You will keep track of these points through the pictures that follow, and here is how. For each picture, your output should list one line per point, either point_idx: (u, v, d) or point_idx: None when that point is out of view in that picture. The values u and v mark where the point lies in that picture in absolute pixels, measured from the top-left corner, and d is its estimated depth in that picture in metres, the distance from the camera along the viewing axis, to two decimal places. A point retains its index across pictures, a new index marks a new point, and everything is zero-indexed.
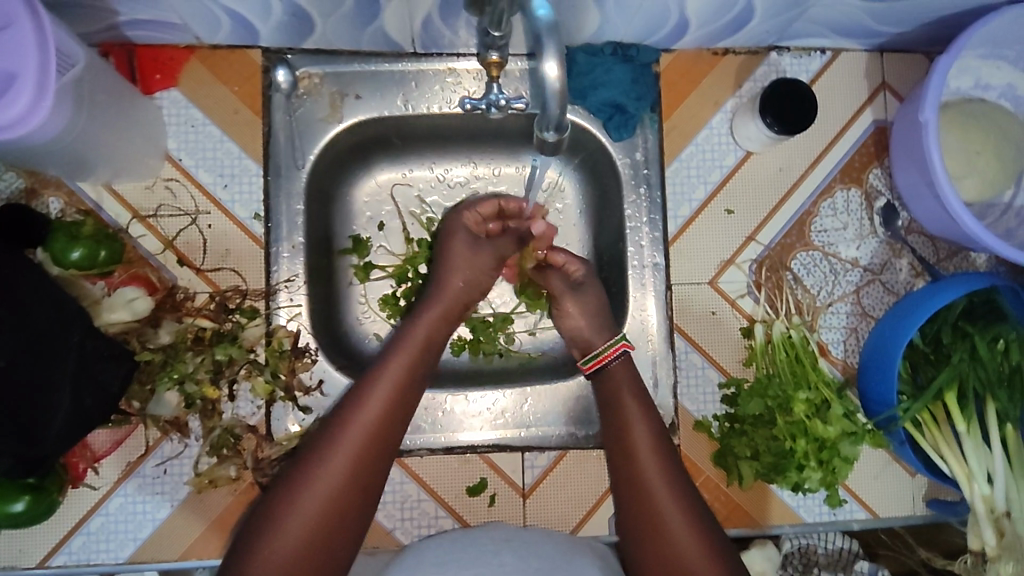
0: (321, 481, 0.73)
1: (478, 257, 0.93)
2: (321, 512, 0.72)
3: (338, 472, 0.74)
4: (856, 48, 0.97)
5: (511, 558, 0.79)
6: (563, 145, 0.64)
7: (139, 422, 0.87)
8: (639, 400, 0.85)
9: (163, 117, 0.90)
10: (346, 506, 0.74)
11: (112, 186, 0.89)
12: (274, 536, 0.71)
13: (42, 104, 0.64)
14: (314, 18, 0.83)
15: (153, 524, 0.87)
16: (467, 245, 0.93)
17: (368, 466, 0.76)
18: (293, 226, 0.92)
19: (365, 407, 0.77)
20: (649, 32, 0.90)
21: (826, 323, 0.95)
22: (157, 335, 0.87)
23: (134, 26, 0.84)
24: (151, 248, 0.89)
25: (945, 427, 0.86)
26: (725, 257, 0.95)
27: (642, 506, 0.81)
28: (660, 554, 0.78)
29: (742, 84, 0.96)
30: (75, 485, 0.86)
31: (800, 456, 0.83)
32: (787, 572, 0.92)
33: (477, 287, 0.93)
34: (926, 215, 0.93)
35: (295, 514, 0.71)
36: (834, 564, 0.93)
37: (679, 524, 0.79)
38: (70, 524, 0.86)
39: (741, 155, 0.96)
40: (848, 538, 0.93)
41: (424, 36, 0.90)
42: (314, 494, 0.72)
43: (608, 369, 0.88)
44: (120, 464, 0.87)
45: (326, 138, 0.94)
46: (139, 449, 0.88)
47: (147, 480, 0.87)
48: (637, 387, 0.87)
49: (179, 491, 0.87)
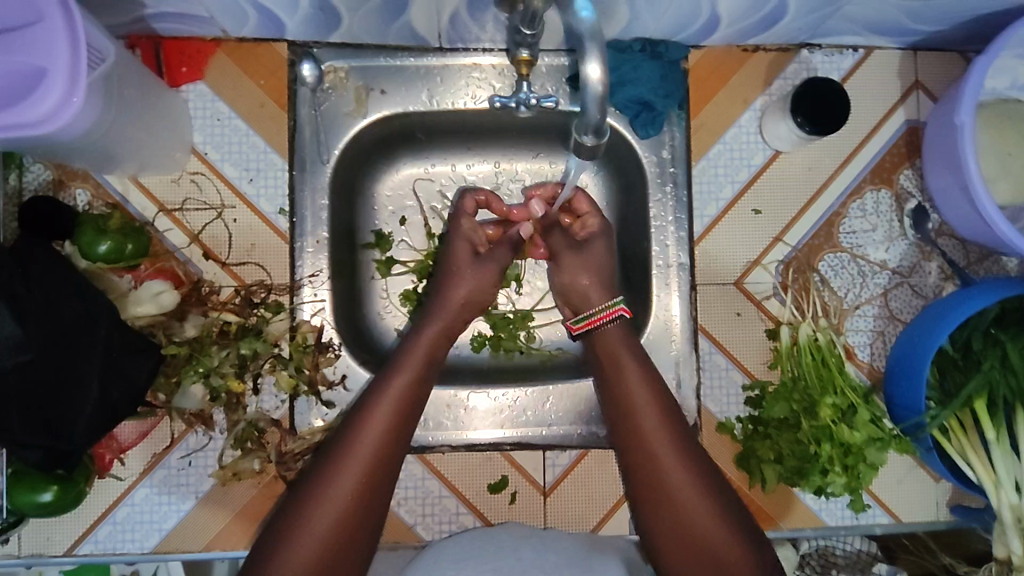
0: (346, 477, 0.74)
1: (476, 268, 0.92)
2: (348, 509, 0.73)
3: (362, 468, 0.75)
4: (890, 46, 0.95)
5: (530, 553, 0.80)
6: (599, 149, 0.64)
7: (165, 414, 0.88)
8: (640, 366, 0.84)
9: (189, 110, 0.90)
10: (370, 502, 0.75)
11: (138, 178, 0.89)
12: (302, 534, 0.71)
13: (74, 98, 0.64)
14: (342, 12, 0.83)
15: (178, 515, 0.88)
16: (469, 257, 0.93)
17: (389, 462, 0.77)
18: (317, 220, 0.92)
19: (385, 404, 0.78)
20: (679, 28, 0.89)
21: (853, 326, 0.94)
22: (182, 328, 0.87)
23: (162, 18, 0.84)
24: (177, 241, 0.90)
25: (973, 434, 0.85)
26: (751, 257, 0.94)
27: (663, 503, 0.78)
28: (681, 536, 0.77)
29: (772, 82, 0.95)
30: (102, 475, 0.87)
31: (825, 461, 0.82)
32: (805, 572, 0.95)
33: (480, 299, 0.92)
34: (958, 219, 0.91)
35: (322, 511, 0.72)
36: (853, 566, 0.95)
37: (700, 508, 0.77)
38: (97, 514, 0.87)
39: (769, 154, 0.95)
40: (866, 541, 0.96)
41: (451, 31, 0.89)
42: (342, 491, 0.73)
43: (600, 331, 0.88)
44: (146, 455, 0.88)
45: (350, 133, 0.94)
46: (164, 440, 0.88)
47: (173, 472, 0.88)
48: (634, 349, 0.86)
49: (203, 483, 0.88)
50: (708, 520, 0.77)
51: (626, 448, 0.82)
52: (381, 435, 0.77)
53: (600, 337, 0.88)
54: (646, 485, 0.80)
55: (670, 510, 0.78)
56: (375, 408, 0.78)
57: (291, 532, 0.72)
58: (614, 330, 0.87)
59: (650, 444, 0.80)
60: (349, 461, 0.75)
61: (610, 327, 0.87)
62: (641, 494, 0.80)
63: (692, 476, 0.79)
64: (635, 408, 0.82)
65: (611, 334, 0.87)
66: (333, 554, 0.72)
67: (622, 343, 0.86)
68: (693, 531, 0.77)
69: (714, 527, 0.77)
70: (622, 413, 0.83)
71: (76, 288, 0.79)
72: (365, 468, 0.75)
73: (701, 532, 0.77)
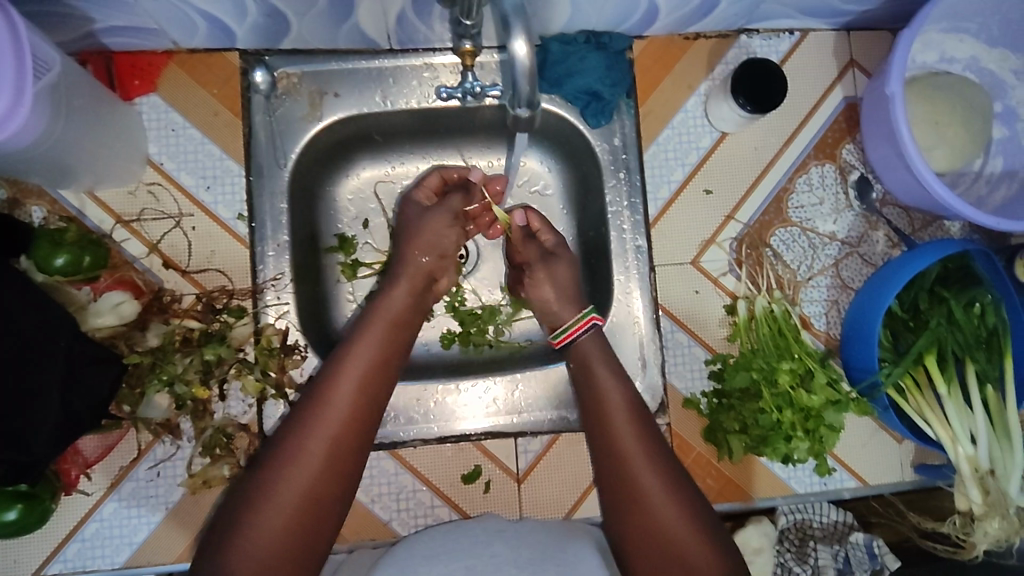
0: (326, 423, 0.73)
1: (427, 221, 0.93)
2: (333, 447, 0.72)
3: (346, 407, 0.74)
4: (823, 27, 0.99)
5: (502, 548, 0.80)
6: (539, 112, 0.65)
7: (131, 426, 0.87)
8: (610, 367, 0.86)
9: (143, 123, 0.91)
10: (349, 455, 0.73)
11: (95, 193, 0.89)
12: (290, 470, 0.70)
13: (20, 107, 0.64)
14: (289, 17, 0.84)
15: (149, 527, 0.87)
16: (418, 213, 0.94)
17: (370, 400, 0.76)
18: (277, 224, 0.92)
19: (367, 350, 0.79)
20: (620, 19, 0.92)
21: (808, 297, 0.96)
22: (144, 338, 0.87)
23: (111, 33, 0.85)
24: (136, 252, 0.90)
25: (927, 391, 0.87)
26: (705, 236, 0.97)
27: (629, 502, 0.76)
28: (643, 529, 0.75)
29: (714, 67, 0.98)
30: (69, 492, 0.86)
31: (788, 427, 0.85)
32: (784, 548, 0.94)
33: (436, 252, 0.91)
34: (899, 186, 0.95)
35: (309, 449, 0.71)
36: (830, 537, 0.94)
37: (665, 506, 0.75)
38: (64, 533, 0.86)
39: (716, 136, 0.98)
40: (841, 511, 0.95)
41: (399, 32, 0.91)
42: (305, 471, 0.70)
43: (578, 342, 0.89)
44: (113, 469, 0.87)
45: (305, 137, 0.95)
46: (131, 452, 0.88)
47: (141, 484, 0.87)
48: (607, 355, 0.88)
49: (173, 493, 0.87)
50: (680, 525, 0.74)
51: (600, 450, 0.81)
52: (368, 372, 0.77)
53: (579, 354, 0.88)
54: (621, 491, 0.77)
55: (642, 516, 0.75)
56: (357, 347, 0.79)
57: (278, 469, 0.70)
58: (589, 339, 0.89)
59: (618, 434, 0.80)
60: (332, 401, 0.74)
61: (585, 337, 0.89)
62: (617, 502, 0.77)
63: (663, 480, 0.77)
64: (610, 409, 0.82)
65: (588, 344, 0.88)
66: (317, 498, 0.70)
67: (597, 354, 0.88)
68: (670, 542, 0.73)
69: (685, 534, 0.74)
70: (593, 407, 0.83)
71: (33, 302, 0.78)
72: (349, 406, 0.74)
73: (667, 532, 0.74)
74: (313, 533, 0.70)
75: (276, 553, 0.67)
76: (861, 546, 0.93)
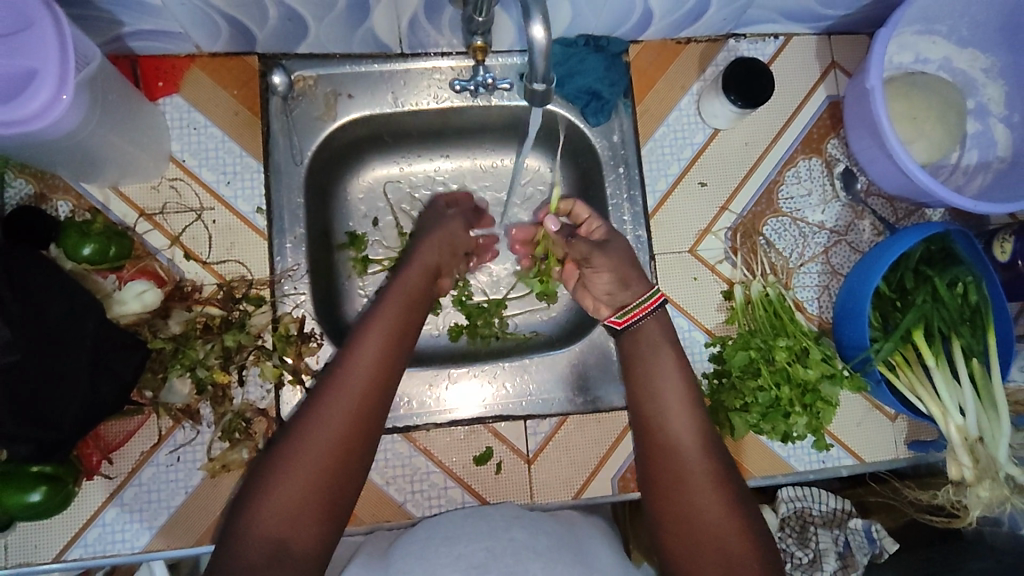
0: (349, 386, 0.74)
1: (448, 220, 0.98)
2: (352, 418, 0.73)
3: (369, 370, 0.75)
4: (806, 32, 1.06)
5: (522, 534, 0.78)
6: (552, 92, 0.70)
7: (152, 412, 0.90)
8: (672, 351, 0.87)
9: (166, 122, 0.95)
10: (371, 420, 0.74)
11: (119, 188, 0.93)
12: (313, 430, 0.71)
13: (62, 98, 0.69)
14: (308, 20, 0.90)
15: (168, 511, 0.89)
16: (436, 217, 1.00)
17: (393, 364, 0.78)
18: (295, 218, 0.96)
19: (387, 320, 0.80)
20: (618, 24, 0.98)
21: (801, 283, 1.01)
22: (166, 325, 0.90)
23: (138, 37, 0.90)
24: (158, 244, 0.93)
25: (917, 367, 0.92)
26: (702, 226, 1.02)
27: (673, 483, 0.77)
28: (681, 511, 0.75)
29: (705, 69, 1.05)
30: (90, 476, 0.88)
31: (786, 403, 0.89)
32: (786, 532, 1.00)
33: (450, 244, 0.96)
34: (882, 176, 1.01)
35: (334, 410, 0.72)
36: (829, 523, 1.01)
37: (709, 490, 0.76)
38: (85, 518, 0.88)
39: (709, 133, 1.04)
40: (841, 500, 1.01)
41: (411, 36, 0.97)
42: (328, 432, 0.71)
43: (641, 322, 0.89)
44: (134, 454, 0.89)
45: (321, 136, 1.00)
46: (152, 438, 0.90)
47: (161, 469, 0.89)
48: (671, 340, 0.88)
49: (192, 477, 0.90)
50: (723, 512, 0.74)
51: (648, 430, 0.82)
52: (388, 338, 0.79)
53: (640, 335, 0.89)
54: (665, 470, 0.78)
55: (684, 497, 0.76)
56: (379, 318, 0.81)
57: (302, 430, 0.71)
58: (650, 321, 0.89)
59: (670, 416, 0.82)
60: (356, 365, 0.75)
61: (647, 320, 0.89)
62: (658, 483, 0.78)
63: (711, 466, 0.77)
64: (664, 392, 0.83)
65: (649, 325, 0.89)
66: (341, 459, 0.71)
67: (659, 336, 0.88)
68: (708, 525, 0.74)
69: (726, 519, 0.74)
70: (647, 387, 0.85)
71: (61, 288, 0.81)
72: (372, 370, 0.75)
73: (707, 515, 0.74)
74: (336, 496, 0.70)
75: (299, 511, 0.68)
76: (859, 531, 1.00)
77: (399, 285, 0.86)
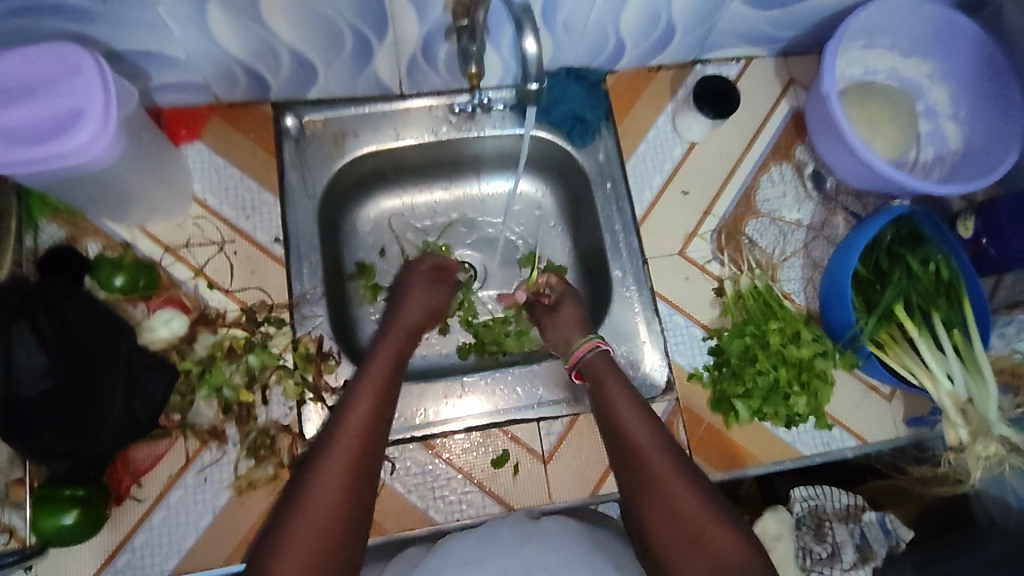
0: (342, 450, 0.81)
1: (431, 291, 1.06)
2: (349, 480, 0.79)
3: (362, 427, 0.84)
4: (764, 55, 1.18)
5: (533, 553, 0.82)
6: (542, 94, 0.79)
7: (179, 435, 0.93)
8: (618, 379, 0.93)
9: (189, 166, 1.04)
10: (366, 478, 0.81)
11: (146, 228, 1.01)
12: (313, 497, 0.78)
13: (104, 134, 0.77)
14: (318, 66, 1.00)
15: (197, 532, 0.90)
16: (425, 284, 1.07)
17: (379, 423, 0.85)
18: (310, 246, 1.03)
19: (370, 384, 0.88)
20: (594, 54, 1.09)
21: (787, 276, 1.08)
22: (193, 349, 0.96)
23: (164, 89, 1.00)
24: (183, 276, 0.99)
25: (903, 342, 0.99)
26: (689, 230, 1.09)
27: (655, 503, 0.82)
28: (669, 527, 0.80)
29: (677, 91, 1.15)
30: (120, 501, 0.90)
31: (785, 384, 0.95)
32: (802, 532, 1.05)
33: (431, 311, 1.04)
34: (849, 173, 1.10)
35: (329, 476, 0.79)
36: (844, 518, 1.06)
37: (689, 501, 0.81)
38: (115, 543, 0.89)
39: (686, 146, 1.13)
40: (852, 495, 1.06)
41: (409, 77, 1.07)
42: (329, 496, 0.78)
43: (587, 360, 0.95)
44: (162, 477, 0.92)
45: (331, 170, 1.08)
46: (180, 461, 0.92)
47: (189, 490, 0.91)
48: (614, 369, 0.94)
49: (219, 497, 0.92)
50: (706, 519, 0.79)
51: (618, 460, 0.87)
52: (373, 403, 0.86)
53: (591, 368, 0.95)
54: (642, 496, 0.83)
55: (669, 515, 0.80)
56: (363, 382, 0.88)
57: (304, 496, 0.78)
58: (598, 356, 0.95)
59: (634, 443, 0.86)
60: (345, 432, 0.83)
61: (591, 356, 0.95)
62: (640, 508, 0.83)
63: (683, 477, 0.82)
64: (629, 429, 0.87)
65: (597, 360, 0.95)
66: (343, 520, 0.77)
67: (604, 366, 0.94)
68: (696, 535, 0.79)
69: (713, 525, 0.79)
70: (605, 418, 0.89)
71: (96, 315, 0.87)
72: (362, 432, 0.83)
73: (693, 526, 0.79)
74: (345, 554, 0.77)
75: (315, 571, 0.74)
76: (874, 523, 1.05)
77: (378, 356, 0.93)
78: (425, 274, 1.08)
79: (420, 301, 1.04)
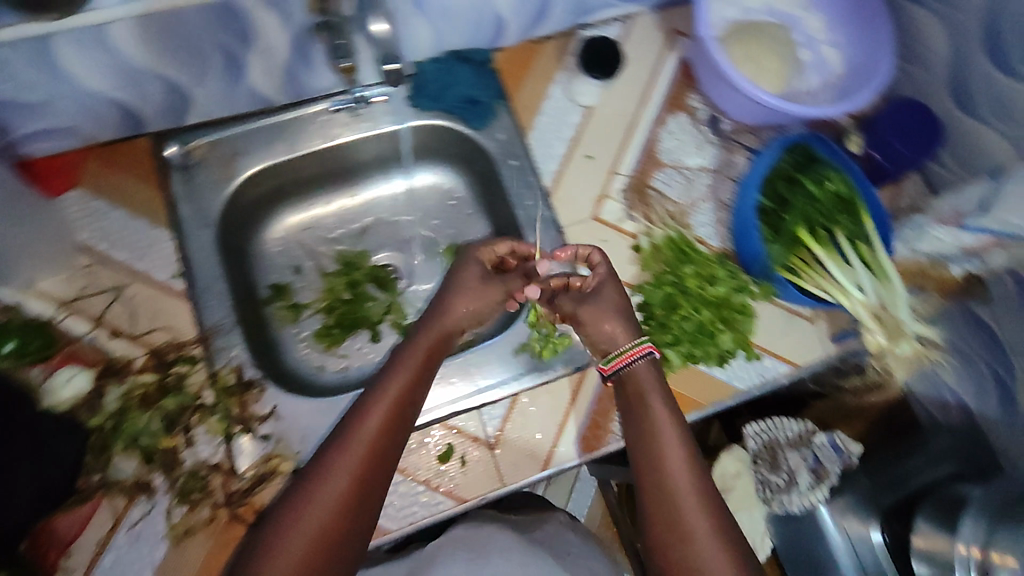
0: (342, 468, 0.75)
1: (486, 290, 0.98)
2: (341, 502, 0.74)
3: (369, 445, 0.78)
4: (643, 10, 1.18)
5: None
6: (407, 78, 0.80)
7: (103, 495, 0.87)
8: (663, 400, 0.88)
9: (71, 215, 0.98)
10: (362, 505, 0.75)
11: (34, 286, 0.95)
12: (310, 517, 0.72)
13: None
14: (189, 90, 0.97)
15: None
16: (479, 278, 0.99)
17: (388, 442, 0.79)
18: (214, 276, 0.99)
19: (385, 404, 0.81)
20: (474, 35, 1.09)
21: (699, 221, 1.09)
22: (103, 403, 0.89)
23: (29, 139, 0.95)
24: (81, 329, 0.94)
25: (815, 265, 1.03)
26: (598, 193, 1.09)
27: (677, 551, 0.77)
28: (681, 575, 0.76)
29: (564, 59, 1.15)
30: None
31: (708, 324, 0.97)
32: (760, 465, 1.12)
33: (476, 317, 0.98)
34: (740, 112, 1.12)
35: (331, 491, 0.74)
36: (797, 444, 1.08)
37: (711, 543, 0.76)
38: None
39: (581, 112, 1.13)
40: (801, 422, 1.09)
41: (289, 84, 1.04)
42: (316, 517, 0.72)
43: (634, 365, 0.91)
44: (92, 541, 0.87)
45: (224, 194, 1.04)
46: (108, 521, 0.88)
47: (123, 549, 0.87)
48: (661, 386, 0.90)
49: (156, 550, 0.87)
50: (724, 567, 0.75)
51: (645, 488, 0.83)
52: (387, 418, 0.80)
53: (632, 380, 0.90)
54: (665, 532, 0.79)
55: (687, 556, 0.76)
56: (375, 398, 0.82)
57: (286, 518, 0.72)
58: (644, 369, 0.91)
59: (669, 472, 0.82)
60: (348, 449, 0.77)
61: (639, 364, 0.91)
62: (661, 545, 0.79)
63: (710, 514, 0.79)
64: (663, 461, 0.83)
65: (642, 372, 0.90)
66: (329, 546, 0.72)
67: (650, 379, 0.90)
68: None
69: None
70: (645, 445, 0.85)
71: None
72: (365, 450, 0.77)
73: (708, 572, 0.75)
74: None
75: None
76: (826, 445, 1.06)
77: (397, 366, 0.87)
78: (519, 281, 0.99)
79: (469, 297, 0.97)
